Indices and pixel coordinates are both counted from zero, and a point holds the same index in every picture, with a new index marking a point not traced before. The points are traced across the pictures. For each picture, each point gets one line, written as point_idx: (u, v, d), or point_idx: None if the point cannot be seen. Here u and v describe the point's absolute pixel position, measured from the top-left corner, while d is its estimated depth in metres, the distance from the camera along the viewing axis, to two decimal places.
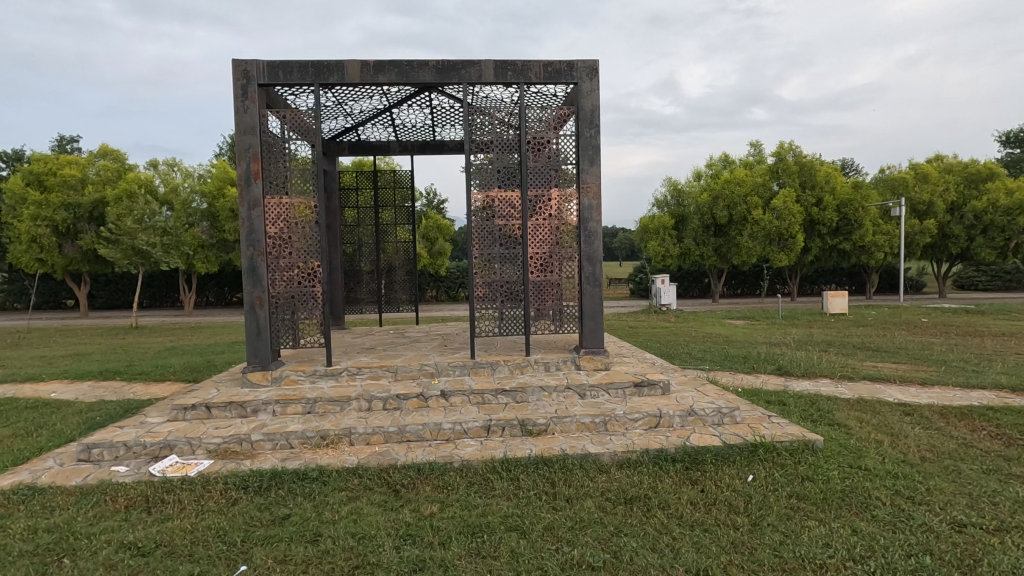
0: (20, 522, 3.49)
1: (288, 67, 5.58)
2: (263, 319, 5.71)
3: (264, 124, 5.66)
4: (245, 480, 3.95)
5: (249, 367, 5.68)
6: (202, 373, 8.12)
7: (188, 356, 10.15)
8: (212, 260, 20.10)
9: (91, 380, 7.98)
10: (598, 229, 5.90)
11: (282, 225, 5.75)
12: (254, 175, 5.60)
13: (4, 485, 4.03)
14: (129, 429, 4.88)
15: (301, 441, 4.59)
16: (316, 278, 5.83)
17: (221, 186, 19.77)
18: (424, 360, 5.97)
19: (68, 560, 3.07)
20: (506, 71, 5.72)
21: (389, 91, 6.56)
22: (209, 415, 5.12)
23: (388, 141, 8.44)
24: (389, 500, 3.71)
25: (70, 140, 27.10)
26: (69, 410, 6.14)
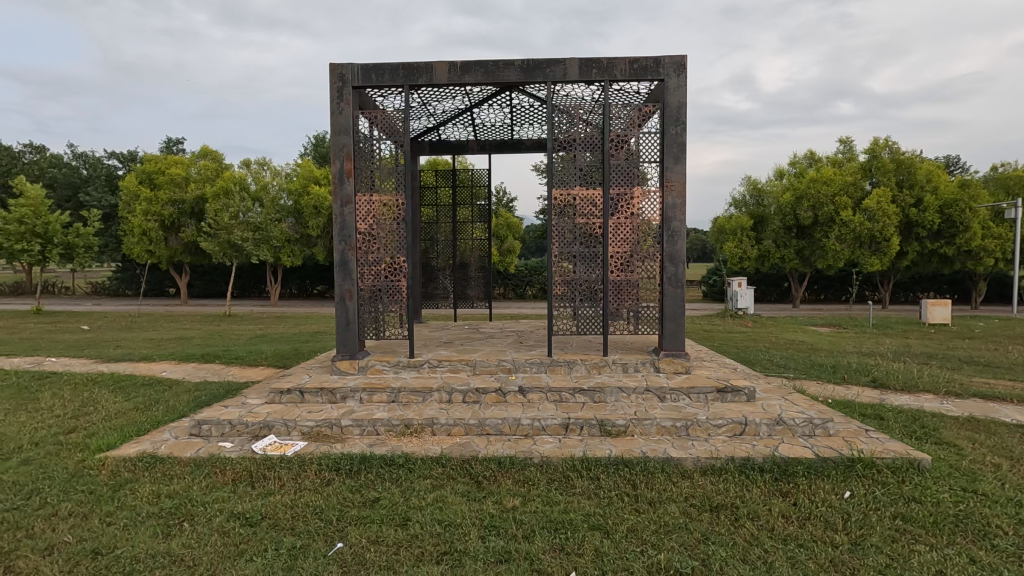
0: (146, 486, 3.88)
1: (380, 70, 5.83)
2: (352, 310, 6.00)
3: (356, 125, 5.95)
4: (338, 462, 4.17)
5: (339, 356, 5.98)
6: (291, 360, 8.64)
7: (276, 343, 10.85)
8: (297, 254, 21.31)
9: (194, 362, 8.70)
10: (682, 228, 5.75)
11: (371, 221, 6.01)
12: (346, 174, 5.89)
13: (131, 453, 4.48)
14: (233, 408, 5.30)
15: (387, 428, 4.79)
16: (401, 273, 6.05)
17: (306, 184, 21.05)
18: (502, 356, 6.07)
19: (188, 524, 3.37)
20: (591, 69, 5.68)
21: (472, 91, 6.70)
22: (302, 399, 5.45)
23: (467, 140, 8.63)
24: (472, 490, 3.80)
25: (176, 142, 29.62)
26: (179, 388, 6.75)
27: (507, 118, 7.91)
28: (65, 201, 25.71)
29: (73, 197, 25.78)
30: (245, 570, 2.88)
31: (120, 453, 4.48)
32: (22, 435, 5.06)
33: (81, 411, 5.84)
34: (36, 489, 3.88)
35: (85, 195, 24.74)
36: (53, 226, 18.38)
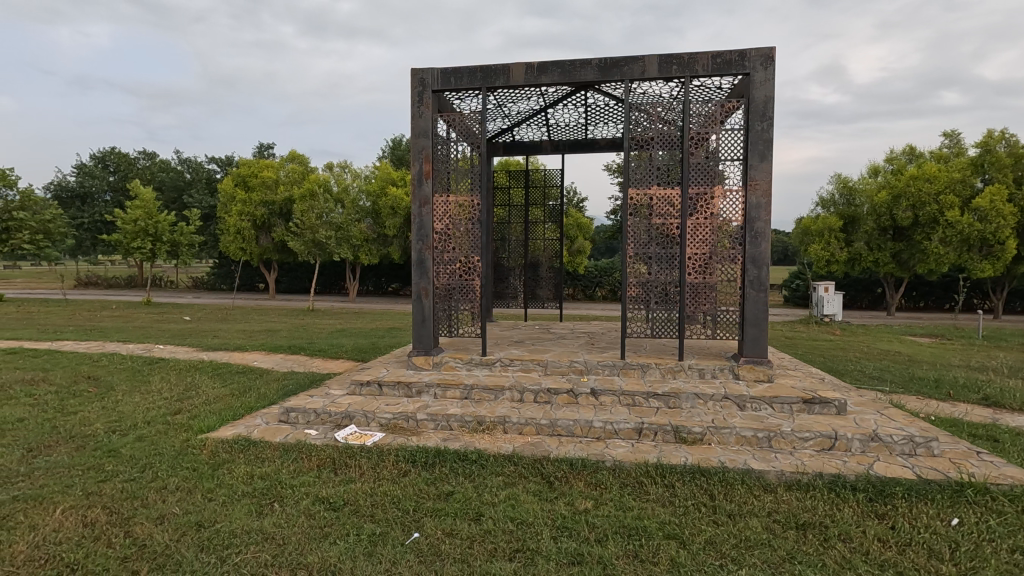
0: (241, 467, 4.18)
1: (459, 73, 5.97)
2: (427, 308, 6.17)
3: (435, 128, 6.12)
4: (414, 454, 4.31)
5: (414, 352, 6.16)
6: (369, 354, 9.04)
7: (355, 337, 11.38)
8: (374, 253, 22.23)
9: (282, 353, 9.31)
10: (766, 229, 5.47)
11: (447, 221, 6.16)
12: (425, 175, 6.08)
13: (228, 435, 4.86)
14: (318, 398, 5.61)
15: (460, 424, 4.89)
16: (475, 272, 6.14)
17: (384, 186, 21.93)
18: (574, 357, 6.04)
19: (279, 505, 3.61)
20: (671, 65, 5.53)
21: (547, 91, 6.70)
22: (381, 392, 5.67)
23: (541, 141, 8.65)
24: (544, 491, 3.80)
25: (267, 147, 31.75)
26: (269, 377, 7.24)
27: (582, 117, 7.85)
28: (172, 202, 28.22)
29: (179, 199, 28.24)
30: (330, 552, 3.03)
31: (219, 435, 4.87)
32: (137, 414, 5.61)
33: (185, 394, 6.40)
34: (148, 464, 4.28)
35: (189, 197, 27.04)
36: (163, 225, 20.19)
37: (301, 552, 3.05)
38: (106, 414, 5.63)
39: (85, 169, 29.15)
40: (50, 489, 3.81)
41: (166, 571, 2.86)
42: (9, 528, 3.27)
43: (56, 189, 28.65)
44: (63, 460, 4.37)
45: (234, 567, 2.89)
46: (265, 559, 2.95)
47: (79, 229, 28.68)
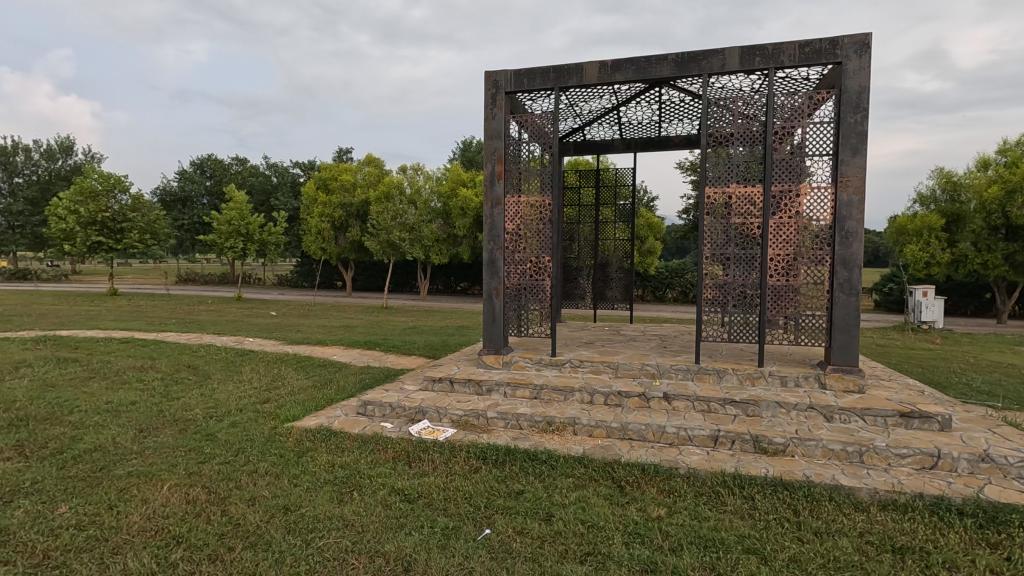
0: (324, 456, 4.41)
1: (532, 74, 5.99)
2: (498, 308, 6.24)
3: (507, 129, 6.18)
4: (485, 452, 4.38)
5: (485, 351, 6.25)
6: (439, 351, 9.27)
7: (426, 335, 11.69)
8: (444, 253, 22.76)
9: (358, 348, 9.74)
10: (858, 229, 5.11)
11: (519, 222, 6.21)
12: (497, 176, 6.16)
13: (311, 425, 5.14)
14: (393, 392, 5.82)
15: (530, 423, 4.91)
16: (545, 273, 6.15)
17: (454, 187, 22.40)
18: (645, 360, 5.90)
19: (358, 493, 3.78)
20: (754, 57, 5.28)
21: (620, 89, 6.59)
22: (452, 389, 5.79)
23: (612, 139, 8.53)
24: (614, 495, 3.74)
25: (346, 152, 33.35)
26: (347, 370, 7.60)
27: (655, 115, 7.66)
28: (260, 205, 30.24)
29: (266, 202, 30.17)
30: (405, 542, 3.13)
31: (303, 424, 5.16)
32: (231, 401, 6.06)
33: (272, 384, 6.85)
34: (241, 448, 4.61)
35: (275, 199, 28.87)
36: (253, 227, 21.68)
37: (379, 540, 3.17)
38: (204, 400, 6.11)
39: (186, 175, 31.76)
40: (159, 467, 4.19)
41: (258, 548, 3.06)
42: (125, 500, 3.63)
43: (161, 194, 31.42)
44: (169, 441, 4.79)
45: (317, 550, 3.05)
46: (346, 545, 3.09)
47: (181, 230, 31.34)
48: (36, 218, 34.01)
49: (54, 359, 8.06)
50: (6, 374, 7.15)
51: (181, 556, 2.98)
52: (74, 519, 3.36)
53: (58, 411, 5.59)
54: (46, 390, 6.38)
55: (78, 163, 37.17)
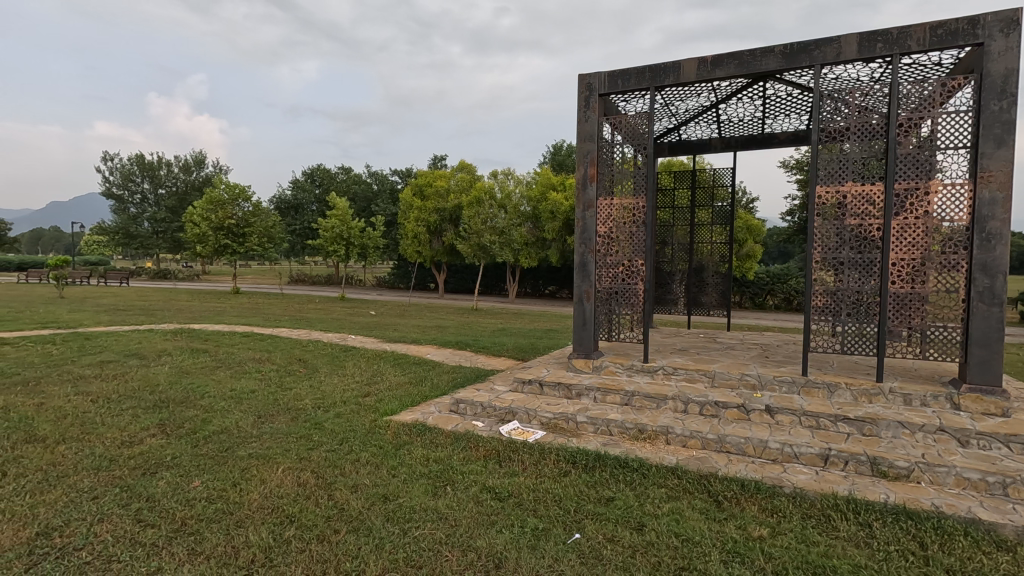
0: (419, 450, 4.60)
1: (626, 75, 5.91)
2: (589, 311, 6.18)
3: (600, 131, 6.13)
4: (574, 455, 4.35)
5: (575, 354, 6.21)
6: (528, 353, 9.36)
7: (515, 337, 11.83)
8: (533, 256, 22.93)
9: (451, 348, 10.07)
10: (1003, 230, 4.51)
11: (611, 225, 6.12)
12: (590, 178, 6.12)
13: (408, 420, 5.39)
14: (484, 392, 5.97)
15: (620, 430, 4.82)
16: (638, 276, 6.00)
17: (544, 191, 22.52)
18: (746, 369, 5.59)
19: (451, 488, 3.90)
20: (875, 43, 4.83)
21: (720, 86, 6.30)
22: (542, 391, 5.82)
23: (710, 139, 8.17)
24: (711, 509, 3.56)
25: (441, 159, 34.69)
26: (440, 369, 7.89)
27: (759, 111, 7.26)
28: (362, 211, 32.19)
29: (367, 208, 32.04)
30: (496, 539, 3.19)
31: (400, 418, 5.43)
32: (337, 393, 6.51)
33: (373, 379, 7.27)
34: (346, 438, 4.92)
35: (375, 206, 30.64)
36: (355, 231, 23.10)
37: (471, 535, 3.25)
38: (312, 392, 6.60)
39: (298, 183, 34.51)
40: (275, 451, 4.58)
41: (360, 533, 3.25)
42: (246, 478, 4.01)
43: (277, 202, 34.35)
44: (283, 427, 5.22)
45: (414, 540, 3.19)
46: (440, 537, 3.21)
47: (293, 234, 34.12)
48: (175, 225, 38.59)
49: (188, 350, 9.07)
50: (152, 361, 8.16)
51: (293, 534, 3.23)
52: (205, 493, 3.75)
53: (192, 395, 6.29)
54: (183, 376, 7.19)
55: (210, 174, 41.60)
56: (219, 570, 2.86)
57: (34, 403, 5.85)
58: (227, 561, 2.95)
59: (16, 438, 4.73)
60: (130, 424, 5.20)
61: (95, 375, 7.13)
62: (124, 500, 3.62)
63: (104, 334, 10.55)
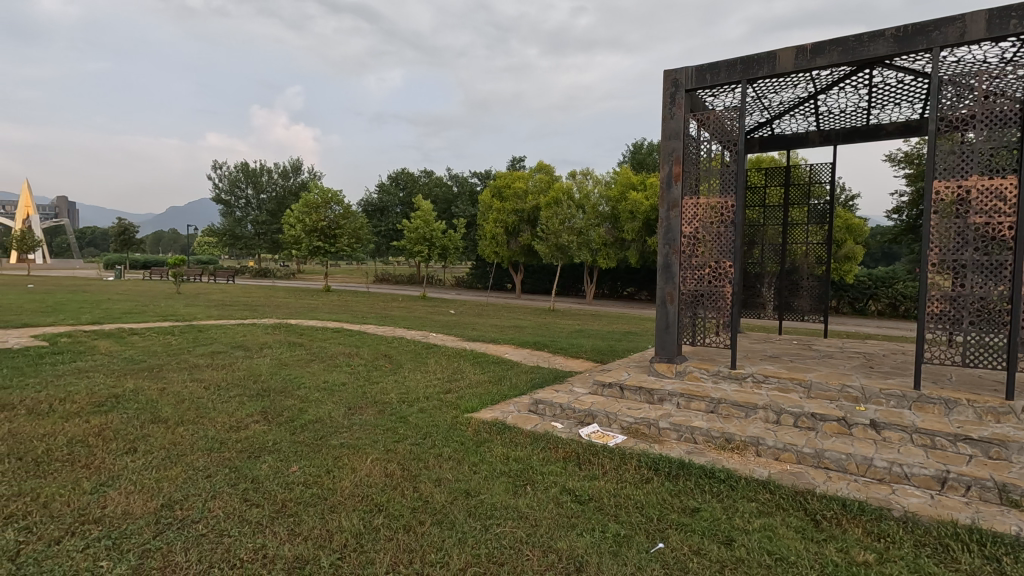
0: (498, 448, 4.66)
1: (716, 68, 5.69)
2: (672, 314, 5.97)
3: (686, 128, 5.92)
4: (657, 462, 4.23)
5: (657, 358, 6.04)
6: (607, 355, 9.23)
7: (592, 339, 11.69)
8: (612, 257, 22.57)
9: (528, 348, 10.13)
10: None
11: (697, 225, 5.89)
12: (674, 178, 5.94)
13: (488, 418, 5.48)
14: (563, 393, 5.95)
15: (706, 439, 4.63)
16: (726, 279, 5.73)
17: (624, 190, 22.24)
18: (847, 380, 5.19)
19: (531, 488, 3.91)
20: (1008, 19, 4.32)
21: (820, 75, 5.90)
22: (622, 395, 5.72)
23: (807, 132, 7.67)
24: (808, 529, 3.32)
25: (520, 160, 35.07)
26: (518, 369, 7.96)
27: (863, 100, 6.72)
28: (443, 213, 33.16)
29: (447, 210, 32.96)
30: (577, 543, 3.17)
31: (481, 416, 5.54)
32: (421, 389, 6.74)
33: (454, 377, 7.47)
34: (429, 432, 5.09)
35: (456, 208, 31.49)
36: (436, 233, 23.82)
37: (552, 536, 3.25)
38: (398, 386, 6.88)
39: (384, 187, 36.14)
40: (363, 441, 4.82)
41: (443, 526, 3.35)
42: (339, 466, 4.24)
43: (364, 205, 36.19)
44: (371, 420, 5.48)
45: (496, 537, 3.23)
46: (521, 536, 3.23)
47: (378, 236, 35.79)
48: (275, 228, 41.68)
49: (286, 343, 9.75)
50: (255, 353, 8.85)
51: (382, 523, 3.38)
52: (302, 478, 4.01)
53: (290, 385, 6.76)
54: (282, 368, 7.74)
55: (305, 180, 44.54)
56: (316, 551, 3.05)
57: (159, 387, 6.53)
58: (322, 544, 3.13)
59: (145, 418, 5.30)
60: (238, 410, 5.68)
61: (207, 364, 7.84)
62: (233, 480, 3.95)
63: (214, 327, 11.58)
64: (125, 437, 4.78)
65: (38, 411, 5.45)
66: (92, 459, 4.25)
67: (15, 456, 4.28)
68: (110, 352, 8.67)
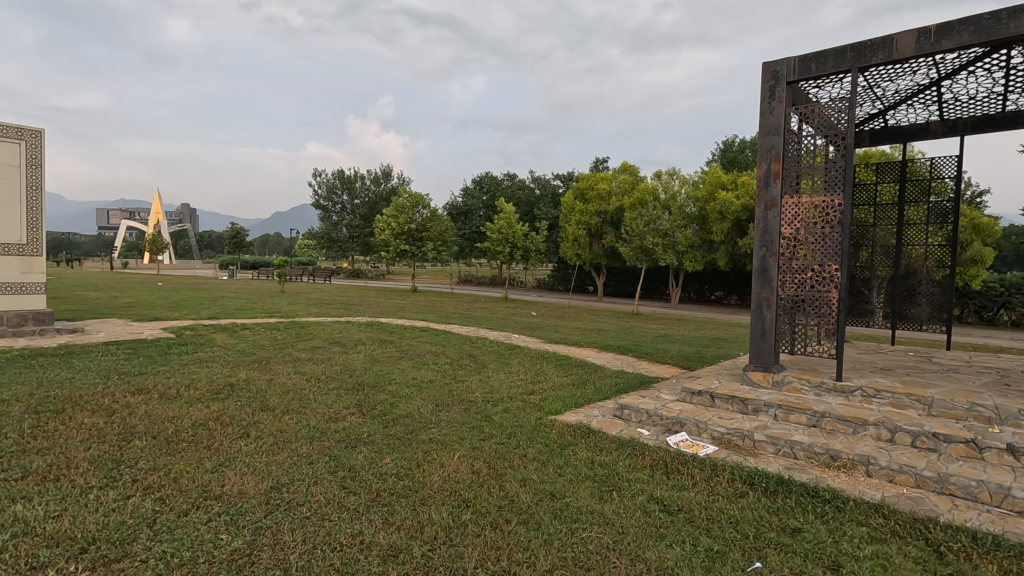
0: (583, 452, 4.62)
1: (822, 58, 5.32)
2: (769, 320, 5.65)
3: (787, 123, 5.59)
4: (752, 476, 4.01)
5: (751, 367, 5.73)
6: (695, 362, 8.88)
7: (678, 344, 11.31)
8: (699, 259, 21.72)
9: (612, 352, 9.96)
10: None
11: (799, 225, 5.51)
12: (774, 176, 5.62)
13: (572, 421, 5.46)
14: (650, 399, 5.80)
15: (807, 455, 4.33)
16: (832, 283, 5.30)
17: (713, 190, 21.50)
18: (976, 398, 4.64)
19: (617, 494, 3.84)
20: None
21: (945, 60, 5.34)
22: (713, 403, 5.47)
23: (927, 123, 6.97)
24: (930, 560, 3.00)
25: (604, 162, 34.76)
26: (602, 373, 7.85)
27: (998, 85, 6.00)
28: (526, 216, 33.49)
29: (530, 212, 33.24)
30: (666, 554, 3.07)
31: (565, 419, 5.53)
32: (505, 389, 6.84)
33: (537, 379, 7.49)
34: (513, 432, 5.14)
35: (538, 210, 31.70)
36: (518, 235, 24.04)
37: (639, 545, 3.17)
38: (483, 386, 7.02)
39: (468, 191, 37.10)
40: (450, 437, 4.96)
41: (529, 526, 3.37)
42: (428, 461, 4.40)
43: (450, 208, 37.34)
44: (458, 417, 5.64)
45: (581, 541, 3.21)
46: (607, 542, 3.18)
47: (463, 238, 36.82)
48: (367, 231, 44.04)
49: (378, 341, 10.26)
50: (350, 349, 9.38)
51: (470, 518, 3.46)
52: (394, 469, 4.20)
53: (382, 381, 7.10)
54: (374, 364, 8.16)
55: (395, 186, 46.73)
56: (408, 541, 3.17)
57: (267, 378, 7.09)
58: (414, 535, 3.25)
59: (255, 406, 5.79)
60: (336, 402, 6.05)
61: (309, 359, 8.43)
62: (332, 467, 4.21)
63: (314, 324, 12.43)
64: (238, 423, 5.23)
65: (168, 395, 6.11)
66: (213, 441, 4.71)
67: (151, 434, 4.82)
68: (226, 344, 9.55)
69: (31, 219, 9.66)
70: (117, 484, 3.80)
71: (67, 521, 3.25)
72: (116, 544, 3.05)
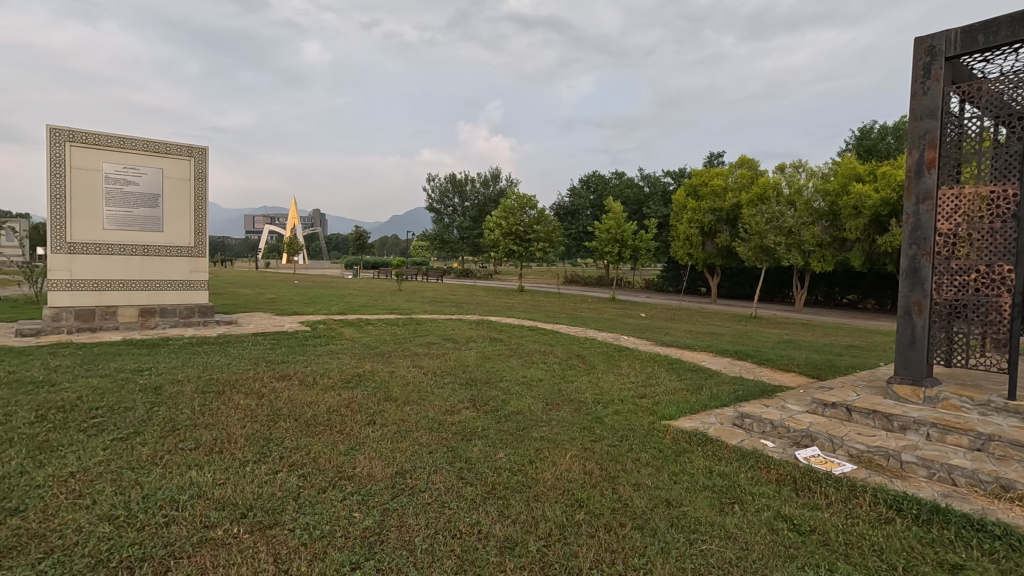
0: (700, 460, 4.42)
1: (991, 27, 4.67)
2: (921, 328, 5.01)
3: (945, 104, 4.93)
4: (900, 501, 3.59)
5: (897, 379, 5.12)
6: (826, 371, 8.13)
7: (805, 351, 10.42)
8: (828, 259, 19.91)
9: (729, 357, 9.42)
10: None
11: (960, 220, 4.83)
12: (927, 165, 4.98)
13: (687, 427, 5.25)
14: (774, 409, 5.40)
15: (970, 482, 3.79)
16: (1003, 286, 4.59)
17: (846, 184, 19.54)
18: None
19: (739, 508, 3.62)
20: None
21: None
22: (850, 418, 4.97)
23: None
24: None
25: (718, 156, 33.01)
26: (720, 379, 7.44)
27: None
28: (634, 214, 32.70)
29: (639, 210, 32.40)
30: None
31: (679, 425, 5.32)
32: (615, 391, 6.74)
33: (648, 382, 7.29)
34: (625, 435, 5.05)
35: (647, 208, 30.82)
36: (626, 234, 23.52)
37: (765, 565, 2.97)
38: (593, 387, 6.97)
39: (575, 191, 36.97)
40: (561, 437, 4.99)
41: (645, 532, 3.29)
42: (541, 458, 4.45)
43: (557, 208, 37.52)
44: (568, 416, 5.66)
45: (701, 553, 3.08)
46: (729, 557, 3.02)
47: (569, 238, 36.81)
48: (477, 232, 45.54)
49: (489, 338, 10.57)
50: (462, 346, 9.76)
51: (584, 518, 3.45)
52: (508, 464, 4.30)
53: (494, 377, 7.31)
54: (486, 361, 8.42)
55: (504, 188, 47.83)
56: (524, 535, 3.24)
57: (389, 370, 7.59)
58: (529, 530, 3.31)
59: (380, 396, 6.23)
60: (451, 396, 6.33)
61: (425, 353, 8.91)
62: (450, 458, 4.41)
63: (430, 321, 13.14)
64: (365, 411, 5.66)
65: (306, 382, 6.76)
66: (345, 426, 5.14)
67: (293, 417, 5.37)
68: (352, 338, 10.39)
69: (198, 225, 11.18)
70: (268, 459, 4.28)
71: (229, 488, 3.72)
72: (268, 512, 3.44)
